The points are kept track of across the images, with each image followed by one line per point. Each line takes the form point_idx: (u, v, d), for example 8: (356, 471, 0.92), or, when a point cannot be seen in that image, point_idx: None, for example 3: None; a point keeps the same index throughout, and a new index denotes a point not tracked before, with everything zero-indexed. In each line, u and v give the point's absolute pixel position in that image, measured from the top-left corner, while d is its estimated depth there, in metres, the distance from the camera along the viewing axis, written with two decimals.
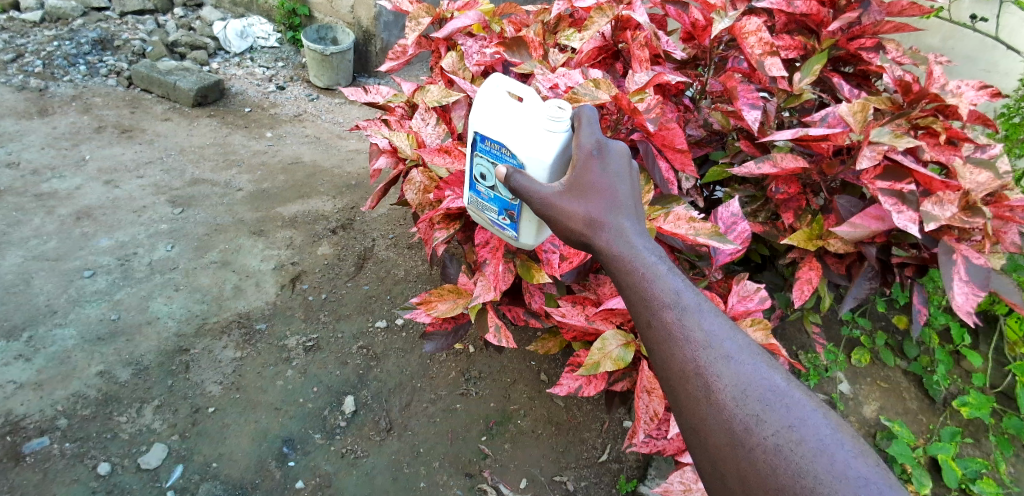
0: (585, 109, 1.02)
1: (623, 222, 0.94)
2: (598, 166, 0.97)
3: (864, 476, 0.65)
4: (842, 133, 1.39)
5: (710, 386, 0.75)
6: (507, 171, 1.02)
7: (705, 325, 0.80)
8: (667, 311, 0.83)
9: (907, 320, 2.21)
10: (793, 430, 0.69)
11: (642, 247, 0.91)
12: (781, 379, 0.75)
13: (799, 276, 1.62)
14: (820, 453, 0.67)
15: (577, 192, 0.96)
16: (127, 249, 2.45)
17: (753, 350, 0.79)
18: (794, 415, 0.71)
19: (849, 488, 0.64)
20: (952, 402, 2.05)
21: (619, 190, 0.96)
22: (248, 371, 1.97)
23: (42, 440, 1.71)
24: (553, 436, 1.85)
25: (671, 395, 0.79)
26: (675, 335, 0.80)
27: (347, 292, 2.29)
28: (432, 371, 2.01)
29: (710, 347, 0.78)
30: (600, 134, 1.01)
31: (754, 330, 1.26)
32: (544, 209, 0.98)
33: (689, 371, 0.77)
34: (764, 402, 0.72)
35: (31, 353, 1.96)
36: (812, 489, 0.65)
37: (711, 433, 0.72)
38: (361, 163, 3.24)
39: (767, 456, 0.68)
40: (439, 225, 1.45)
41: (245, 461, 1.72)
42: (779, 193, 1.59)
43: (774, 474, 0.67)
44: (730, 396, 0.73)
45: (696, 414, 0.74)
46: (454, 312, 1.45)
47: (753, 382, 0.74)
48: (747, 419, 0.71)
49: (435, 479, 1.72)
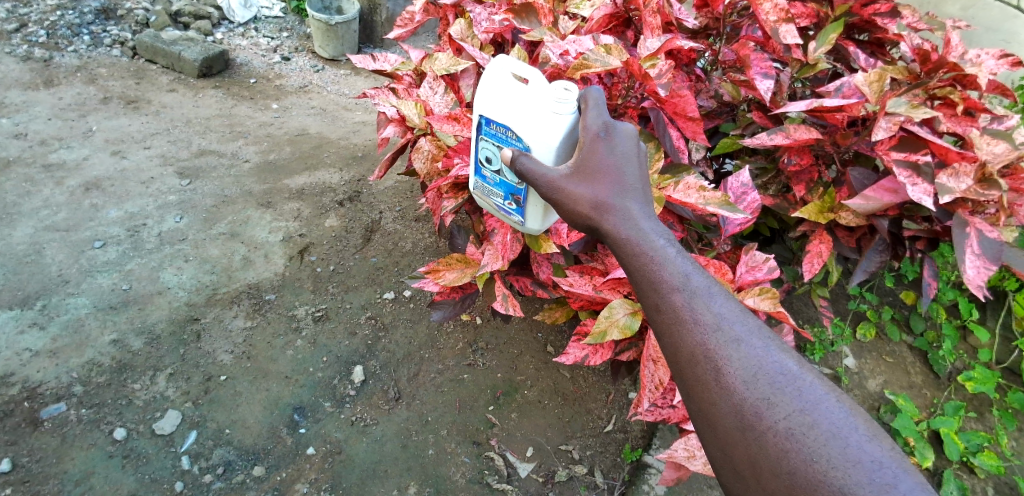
0: (592, 91, 1.03)
1: (629, 204, 0.92)
2: (605, 148, 0.95)
3: (878, 460, 0.65)
4: (858, 104, 1.36)
5: (720, 369, 0.74)
6: (514, 153, 1.02)
7: (715, 308, 0.80)
8: (677, 294, 0.82)
9: (915, 296, 2.18)
10: (805, 414, 0.69)
11: (651, 230, 0.90)
12: (793, 363, 0.75)
13: (810, 248, 1.60)
14: (833, 436, 0.67)
15: (583, 175, 0.95)
16: (137, 220, 2.46)
17: (763, 334, 0.79)
18: (805, 399, 0.71)
19: (863, 472, 0.64)
20: (957, 377, 2.05)
21: (627, 172, 0.95)
22: (259, 341, 1.99)
23: (59, 406, 1.74)
24: (559, 406, 1.87)
25: (680, 377, 0.79)
26: (684, 318, 0.80)
27: (355, 264, 2.30)
28: (440, 343, 2.03)
29: (720, 330, 0.77)
30: (608, 115, 0.99)
31: (761, 300, 1.22)
32: (551, 193, 0.98)
33: (699, 354, 0.76)
34: (775, 386, 0.72)
35: (45, 321, 1.99)
36: (825, 473, 0.64)
37: (722, 417, 0.73)
38: (367, 135, 3.23)
39: (780, 439, 0.68)
40: (448, 195, 1.45)
41: (257, 427, 1.76)
42: (791, 165, 1.57)
43: (786, 458, 0.67)
44: (740, 379, 0.73)
45: (706, 397, 0.74)
46: (461, 282, 1.45)
47: (764, 366, 0.74)
48: (759, 403, 0.71)
49: (443, 446, 1.76)
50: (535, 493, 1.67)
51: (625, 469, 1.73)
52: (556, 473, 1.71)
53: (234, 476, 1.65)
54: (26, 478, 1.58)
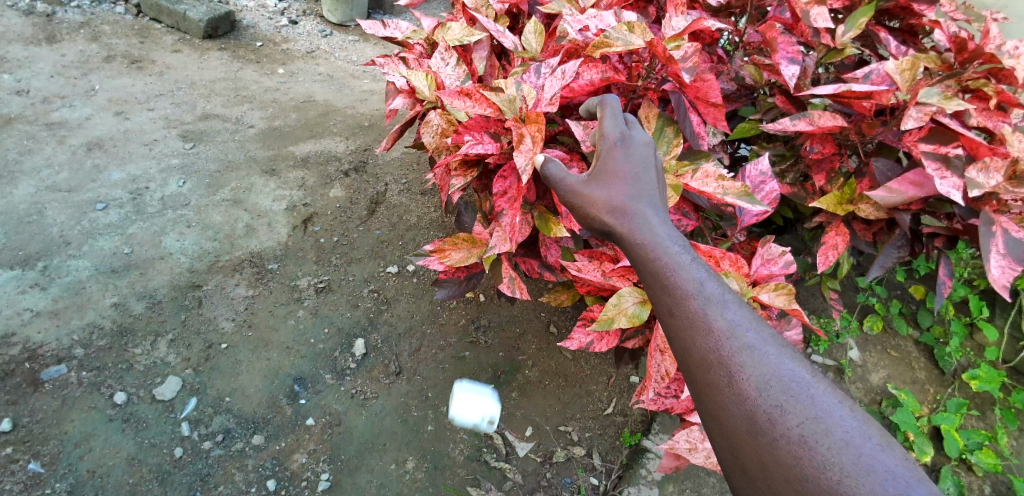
0: (608, 103, 1.06)
1: (645, 208, 0.91)
2: (622, 154, 0.97)
3: (893, 469, 0.62)
4: (887, 91, 1.30)
5: (733, 374, 0.73)
6: (542, 158, 1.09)
7: (728, 314, 0.78)
8: (690, 300, 0.80)
9: (924, 291, 2.17)
10: (819, 421, 0.67)
11: (665, 235, 0.88)
12: (808, 371, 0.73)
13: (824, 240, 1.57)
14: (847, 445, 0.64)
15: (599, 179, 0.97)
16: (139, 182, 2.43)
17: (778, 342, 0.77)
18: (818, 408, 0.68)
19: (876, 481, 0.61)
20: (962, 375, 2.03)
21: (643, 176, 0.95)
22: (260, 309, 1.98)
23: (60, 367, 1.73)
24: (560, 387, 1.87)
25: (693, 383, 0.78)
26: (697, 323, 0.78)
27: (358, 236, 2.27)
28: (442, 318, 2.02)
29: (733, 337, 0.76)
30: (627, 126, 1.01)
31: (776, 295, 1.17)
32: (571, 197, 1.00)
33: (712, 360, 0.75)
34: (789, 392, 0.70)
35: (46, 282, 1.96)
36: (838, 481, 0.62)
37: (733, 423, 0.71)
38: (374, 105, 3.17)
39: (792, 446, 0.66)
40: (456, 172, 1.40)
41: (258, 397, 1.75)
42: (813, 153, 1.52)
43: (798, 464, 0.65)
44: (754, 386, 0.71)
45: (717, 402, 0.73)
46: (468, 262, 1.43)
47: (777, 373, 0.72)
48: (771, 410, 0.69)
49: (442, 423, 1.76)
50: (533, 473, 1.68)
51: (623, 452, 1.73)
52: (554, 453, 1.72)
53: (233, 444, 1.65)
54: (26, 438, 1.57)
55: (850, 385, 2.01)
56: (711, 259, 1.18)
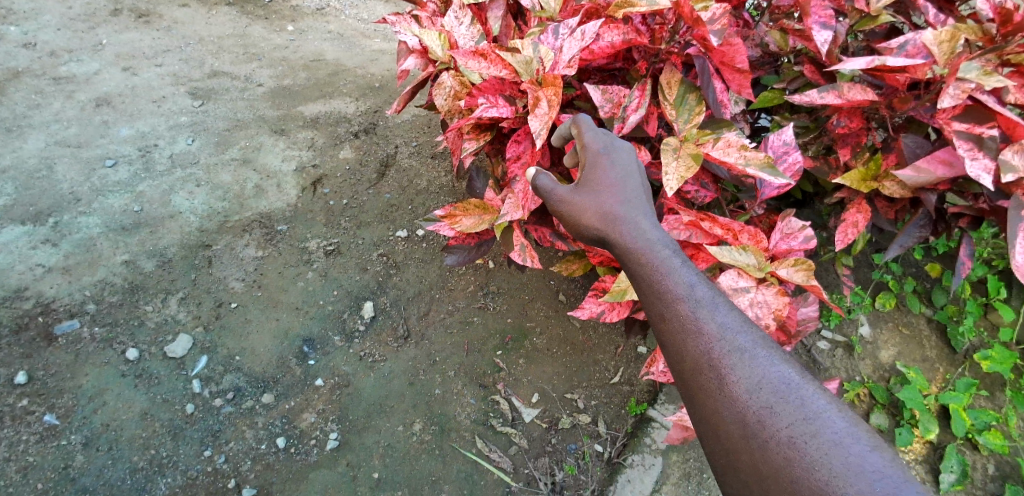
0: (581, 117, 1.11)
1: (637, 215, 0.99)
2: (607, 163, 1.04)
3: (879, 469, 0.69)
4: (924, 65, 1.24)
5: (725, 377, 0.81)
6: (534, 171, 1.13)
7: (719, 318, 0.86)
8: (683, 304, 0.88)
9: (941, 269, 2.12)
10: (808, 422, 0.74)
11: (658, 242, 0.96)
12: (794, 373, 0.81)
13: (845, 217, 1.52)
14: (835, 445, 0.72)
15: (591, 189, 1.03)
16: (148, 140, 2.41)
17: (765, 345, 0.85)
18: (806, 409, 0.76)
19: (863, 480, 0.68)
20: (973, 355, 1.99)
21: (630, 183, 1.02)
22: (270, 270, 1.97)
23: (73, 322, 1.74)
24: (568, 355, 1.87)
25: (686, 386, 0.85)
26: (690, 328, 0.86)
27: (368, 200, 2.25)
28: (451, 284, 2.00)
29: (724, 340, 0.84)
30: (607, 133, 1.08)
31: (794, 272, 1.13)
32: (563, 206, 1.06)
33: (705, 364, 0.83)
34: (778, 394, 0.78)
35: (57, 238, 1.97)
36: (827, 481, 0.69)
37: (727, 425, 0.78)
38: (385, 65, 3.09)
39: (782, 446, 0.73)
40: (468, 135, 1.36)
41: (267, 356, 1.77)
42: (839, 127, 1.46)
43: (789, 465, 0.72)
44: (744, 389, 0.79)
45: (710, 404, 0.81)
46: (479, 228, 1.40)
47: (766, 376, 0.80)
48: (762, 411, 0.76)
49: (450, 387, 1.77)
50: (538, 438, 1.70)
51: (629, 421, 1.74)
52: (560, 419, 1.73)
53: (244, 402, 1.68)
54: (41, 391, 1.60)
55: (858, 362, 2.00)
56: (730, 233, 1.16)
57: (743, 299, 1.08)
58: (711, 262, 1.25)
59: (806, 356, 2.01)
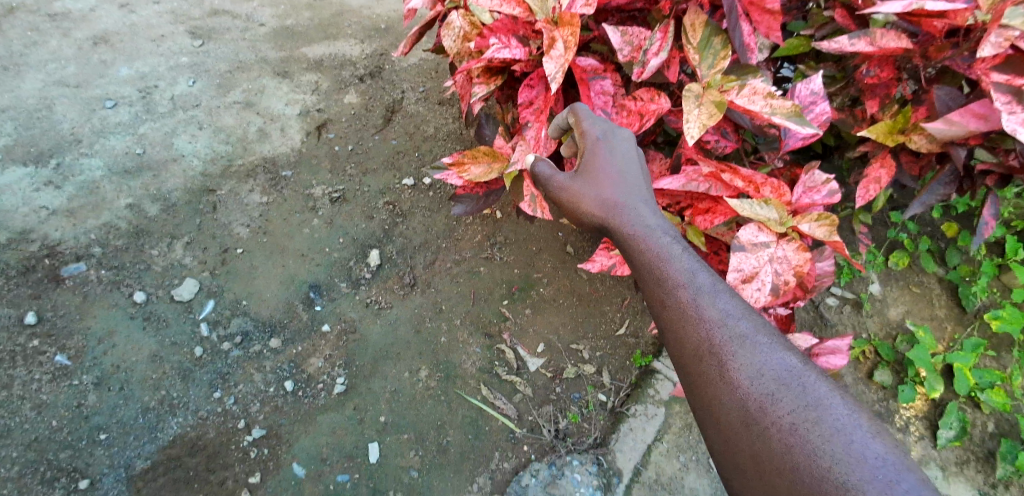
0: (580, 106, 1.14)
1: (635, 202, 1.01)
2: (606, 150, 1.06)
3: (882, 456, 0.65)
4: (965, 10, 1.14)
5: (724, 363, 0.78)
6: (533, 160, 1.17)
7: (719, 304, 0.85)
8: (682, 290, 0.87)
9: (957, 229, 2.07)
10: (810, 409, 0.71)
11: (656, 229, 0.97)
12: (797, 362, 0.78)
13: (868, 172, 1.46)
14: (837, 432, 0.68)
15: (589, 175, 1.06)
16: (148, 80, 2.34)
17: (768, 331, 0.82)
18: (808, 397, 0.73)
19: (866, 469, 0.63)
20: (984, 315, 1.97)
21: (629, 170, 1.05)
22: (275, 216, 1.95)
23: (79, 265, 1.74)
24: (574, 306, 1.86)
25: (686, 375, 0.83)
26: (689, 314, 0.85)
27: (374, 146, 2.20)
28: (457, 234, 1.98)
29: (725, 327, 0.82)
30: (607, 121, 1.10)
31: (817, 226, 1.11)
32: (563, 193, 1.09)
33: (704, 350, 0.81)
34: (779, 382, 0.75)
35: (60, 180, 1.94)
36: (828, 469, 0.65)
37: (726, 412, 0.75)
38: (392, 4, 2.95)
39: (783, 434, 0.70)
40: (478, 79, 1.30)
41: (274, 302, 1.77)
42: (868, 77, 1.38)
43: (788, 453, 0.68)
44: (745, 376, 0.76)
45: (710, 392, 0.78)
46: (488, 177, 1.36)
47: (768, 364, 0.77)
48: (762, 398, 0.74)
49: (456, 335, 1.78)
50: (542, 387, 1.71)
51: (633, 372, 1.75)
52: (564, 369, 1.74)
53: (251, 346, 1.69)
54: (51, 332, 1.62)
55: (867, 319, 1.98)
56: (751, 185, 1.14)
57: (763, 253, 1.06)
58: (729, 216, 1.23)
59: (813, 313, 1.98)
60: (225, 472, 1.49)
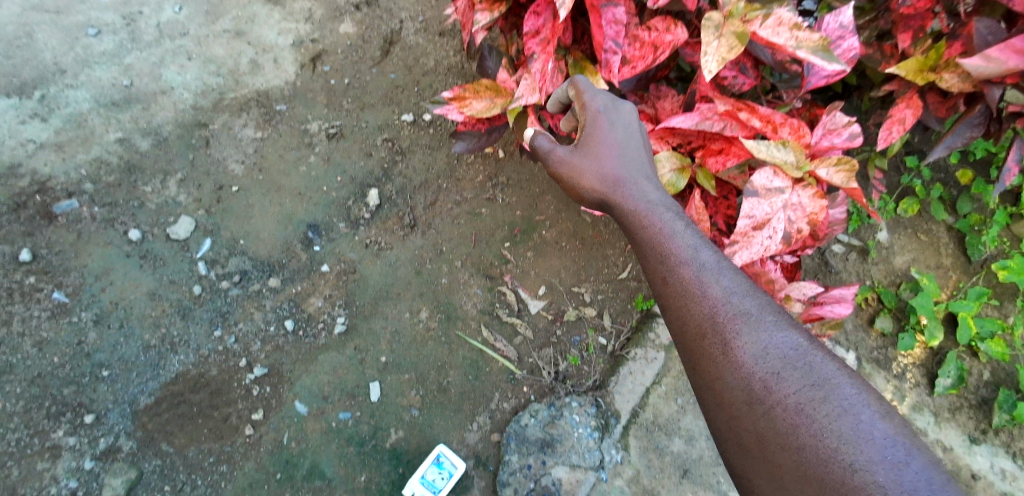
0: (579, 79, 1.16)
1: (636, 177, 1.07)
2: (606, 122, 1.10)
3: (889, 436, 0.66)
4: None
5: (728, 342, 0.81)
6: (533, 134, 1.22)
7: (722, 281, 0.88)
8: (686, 268, 0.90)
9: (972, 176, 2.00)
10: (816, 388, 0.73)
11: (657, 204, 1.02)
12: (802, 338, 0.80)
13: (892, 113, 1.39)
14: (844, 412, 0.69)
15: (591, 150, 1.10)
16: (131, 7, 2.09)
17: (772, 308, 0.85)
18: (814, 376, 0.74)
19: (876, 448, 0.65)
20: (991, 264, 1.93)
21: (629, 144, 1.10)
22: (270, 153, 1.88)
23: (72, 203, 1.70)
24: (576, 249, 1.84)
25: (690, 351, 0.86)
26: (693, 291, 0.88)
27: (372, 80, 2.07)
28: (459, 173, 1.91)
29: (729, 304, 0.85)
30: (608, 93, 1.13)
31: (836, 173, 1.07)
32: (566, 168, 1.14)
33: (708, 328, 0.84)
34: (785, 361, 0.77)
35: (46, 112, 1.83)
36: (835, 448, 0.66)
37: (730, 392, 0.78)
38: None
39: (788, 413, 0.72)
40: (480, 5, 1.20)
41: (272, 241, 1.75)
42: (903, 6, 1.28)
43: (794, 433, 0.70)
44: (751, 355, 0.79)
45: (715, 371, 0.81)
46: (490, 114, 1.31)
47: (773, 342, 0.79)
48: (768, 377, 0.76)
49: (457, 277, 1.77)
50: (543, 330, 1.73)
51: (634, 316, 1.76)
52: (565, 312, 1.76)
53: (251, 285, 1.68)
54: (48, 269, 1.60)
55: (872, 267, 1.95)
56: (769, 125, 1.08)
57: (777, 200, 1.03)
58: (743, 158, 1.18)
59: (818, 259, 1.94)
60: (229, 408, 1.54)
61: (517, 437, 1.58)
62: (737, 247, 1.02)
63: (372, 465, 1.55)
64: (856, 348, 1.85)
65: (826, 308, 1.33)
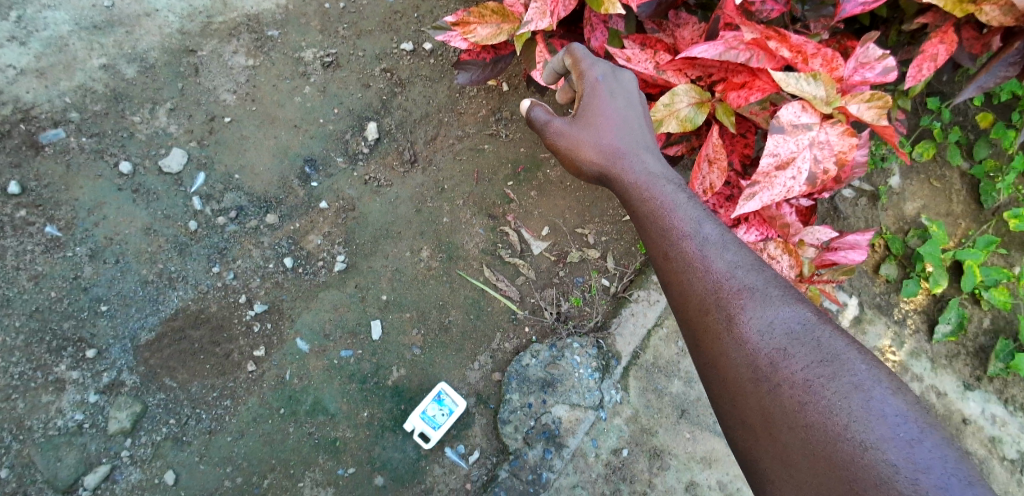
0: (576, 47, 1.13)
1: (637, 150, 1.07)
2: (606, 92, 1.08)
3: (900, 413, 0.67)
4: None
5: (732, 317, 0.82)
6: (531, 106, 1.20)
7: (723, 256, 0.89)
8: (689, 243, 0.92)
9: (992, 120, 1.89)
10: (825, 364, 0.74)
11: (660, 178, 1.03)
12: (808, 313, 0.81)
13: (924, 49, 1.29)
14: (854, 389, 0.70)
15: (591, 122, 1.09)
16: None
17: (778, 282, 0.86)
18: (822, 352, 0.75)
19: (887, 427, 0.66)
20: (1003, 213, 1.89)
21: (631, 115, 1.08)
22: (263, 83, 1.76)
23: (58, 132, 1.60)
24: (581, 190, 1.79)
25: (693, 325, 0.87)
26: (695, 266, 0.90)
27: (369, 3, 1.87)
28: (461, 107, 1.82)
29: (732, 279, 0.86)
30: (606, 61, 1.11)
31: (868, 109, 1.01)
32: (566, 142, 1.13)
33: (711, 303, 0.85)
34: (791, 337, 0.78)
35: (25, 36, 1.63)
36: (845, 426, 0.67)
37: (735, 368, 0.79)
38: None
39: (796, 391, 0.73)
40: None
41: (268, 176, 1.69)
42: None
43: (801, 410, 0.71)
44: (755, 331, 0.80)
45: (719, 347, 0.82)
46: (497, 41, 1.22)
47: (778, 319, 0.80)
48: (774, 354, 0.77)
49: (458, 216, 1.73)
50: (546, 270, 1.73)
51: (638, 259, 1.76)
52: (569, 253, 1.74)
53: (248, 221, 1.65)
54: (39, 203, 1.54)
55: (881, 213, 1.90)
56: (800, 56, 1.02)
57: (803, 138, 0.99)
58: (767, 93, 1.11)
59: (828, 204, 1.88)
60: (230, 345, 1.56)
61: (519, 377, 1.61)
62: (758, 187, 0.99)
63: (373, 402, 1.58)
64: (858, 294, 1.83)
65: (840, 254, 1.31)
